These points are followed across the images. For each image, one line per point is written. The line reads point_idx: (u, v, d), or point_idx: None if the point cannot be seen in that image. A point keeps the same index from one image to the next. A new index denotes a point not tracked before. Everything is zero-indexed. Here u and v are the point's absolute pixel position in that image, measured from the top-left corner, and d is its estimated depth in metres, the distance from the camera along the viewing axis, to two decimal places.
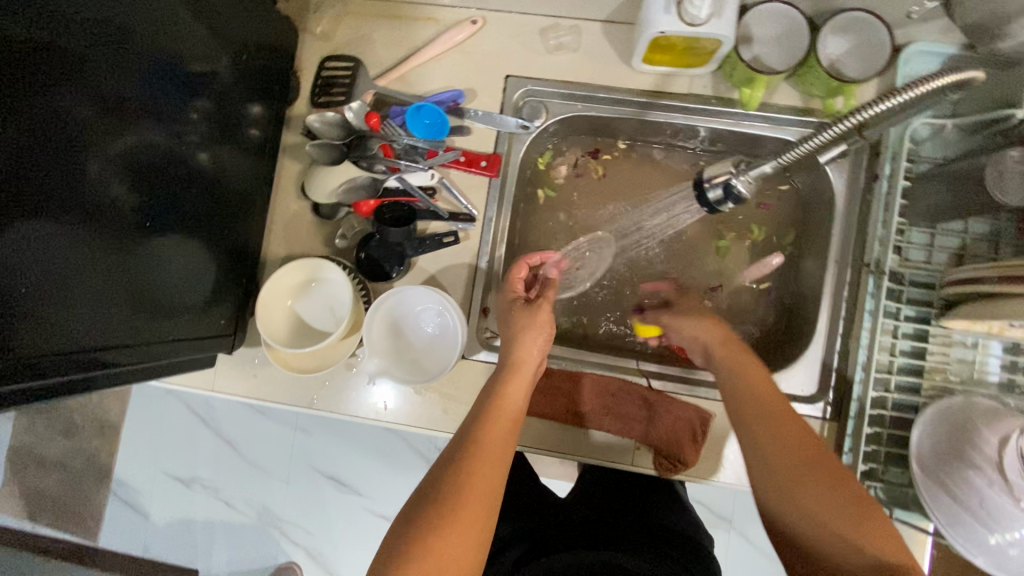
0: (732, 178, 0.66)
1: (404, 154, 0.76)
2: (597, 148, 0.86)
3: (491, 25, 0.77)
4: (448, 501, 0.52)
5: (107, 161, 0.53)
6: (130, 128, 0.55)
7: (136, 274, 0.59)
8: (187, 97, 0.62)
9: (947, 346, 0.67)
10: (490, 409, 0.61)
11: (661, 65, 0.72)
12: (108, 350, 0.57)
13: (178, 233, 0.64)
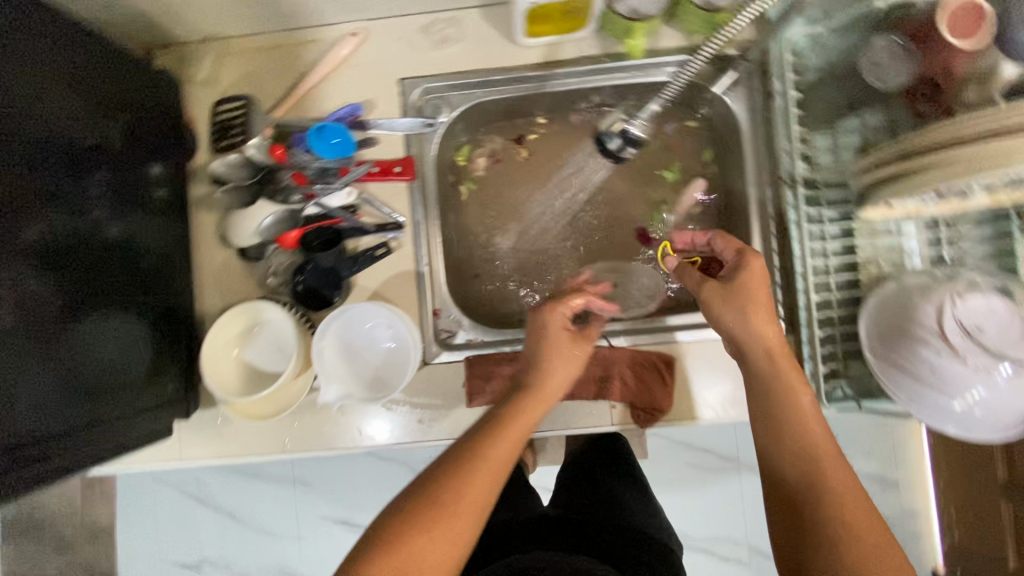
0: (626, 126, 0.76)
1: (318, 178, 0.74)
2: (519, 134, 0.86)
3: (373, 34, 0.77)
4: (437, 513, 0.51)
5: (15, 254, 0.51)
6: (32, 217, 0.54)
7: (69, 361, 0.57)
8: (81, 172, 0.60)
9: (874, 236, 0.70)
10: (505, 422, 0.58)
11: (546, 36, 0.73)
12: (54, 444, 0.55)
13: (103, 311, 0.62)
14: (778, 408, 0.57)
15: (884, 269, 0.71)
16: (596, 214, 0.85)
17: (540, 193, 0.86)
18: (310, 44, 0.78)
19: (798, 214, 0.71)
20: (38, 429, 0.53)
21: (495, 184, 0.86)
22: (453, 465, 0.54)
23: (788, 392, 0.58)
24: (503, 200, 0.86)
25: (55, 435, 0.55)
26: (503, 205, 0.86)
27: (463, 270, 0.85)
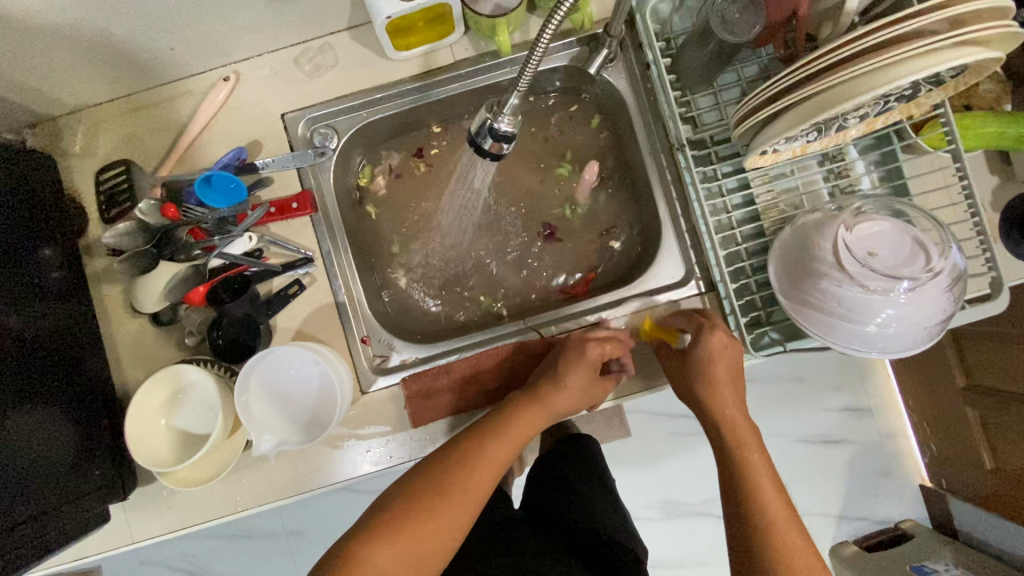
0: (492, 121, 0.61)
1: (217, 230, 0.74)
2: (419, 146, 0.85)
3: (246, 75, 0.76)
4: (435, 504, 0.57)
5: None
6: None
7: None
8: None
9: (769, 180, 0.73)
10: (500, 428, 0.63)
11: (417, 46, 0.74)
12: None
13: (12, 406, 0.59)
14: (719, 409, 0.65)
15: (783, 211, 0.73)
16: (510, 210, 0.86)
17: (451, 201, 0.86)
18: (185, 97, 0.77)
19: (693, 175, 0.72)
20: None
21: (405, 201, 0.86)
22: (452, 465, 0.60)
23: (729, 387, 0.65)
24: (416, 215, 0.86)
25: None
26: (417, 219, 0.86)
27: (388, 292, 0.84)
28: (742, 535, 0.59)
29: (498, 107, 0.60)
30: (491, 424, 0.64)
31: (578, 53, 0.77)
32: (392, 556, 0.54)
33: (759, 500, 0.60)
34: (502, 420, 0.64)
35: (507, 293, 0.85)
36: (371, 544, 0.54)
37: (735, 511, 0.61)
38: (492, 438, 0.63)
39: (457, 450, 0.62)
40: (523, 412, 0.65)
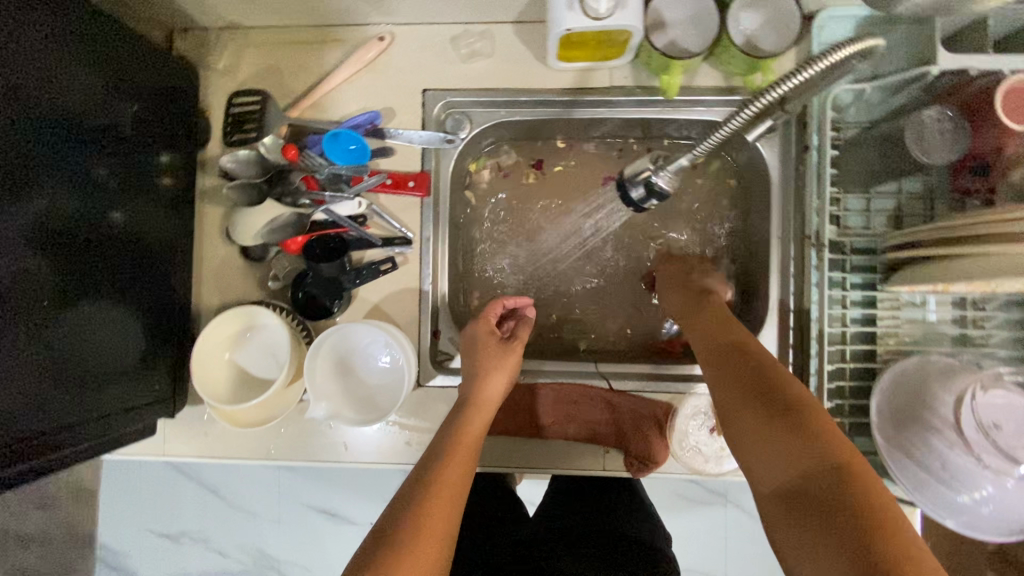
0: (652, 175, 0.64)
1: (328, 184, 0.73)
2: (540, 159, 0.83)
3: (401, 39, 0.75)
4: (409, 547, 0.49)
5: (16, 231, 0.51)
6: (36, 194, 0.53)
7: (61, 348, 0.56)
8: (88, 154, 0.59)
9: (896, 308, 0.67)
10: (450, 449, 0.59)
11: (578, 61, 0.70)
12: (37, 434, 0.54)
13: (99, 301, 0.61)
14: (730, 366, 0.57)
15: (902, 343, 0.68)
16: (610, 248, 0.84)
17: (555, 219, 0.84)
18: (335, 43, 0.75)
19: (821, 276, 0.68)
20: (13, 422, 0.52)
21: (510, 204, 0.84)
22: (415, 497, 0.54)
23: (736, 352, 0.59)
24: (516, 222, 0.84)
25: (29, 430, 0.54)
26: (516, 226, 0.84)
27: (468, 290, 0.83)
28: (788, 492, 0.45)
29: (663, 163, 0.63)
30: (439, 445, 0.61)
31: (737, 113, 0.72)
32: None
33: (797, 455, 0.46)
34: (452, 439, 0.61)
35: (582, 328, 0.83)
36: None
37: (795, 445, 0.46)
38: (443, 460, 0.58)
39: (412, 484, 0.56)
40: (469, 423, 0.63)
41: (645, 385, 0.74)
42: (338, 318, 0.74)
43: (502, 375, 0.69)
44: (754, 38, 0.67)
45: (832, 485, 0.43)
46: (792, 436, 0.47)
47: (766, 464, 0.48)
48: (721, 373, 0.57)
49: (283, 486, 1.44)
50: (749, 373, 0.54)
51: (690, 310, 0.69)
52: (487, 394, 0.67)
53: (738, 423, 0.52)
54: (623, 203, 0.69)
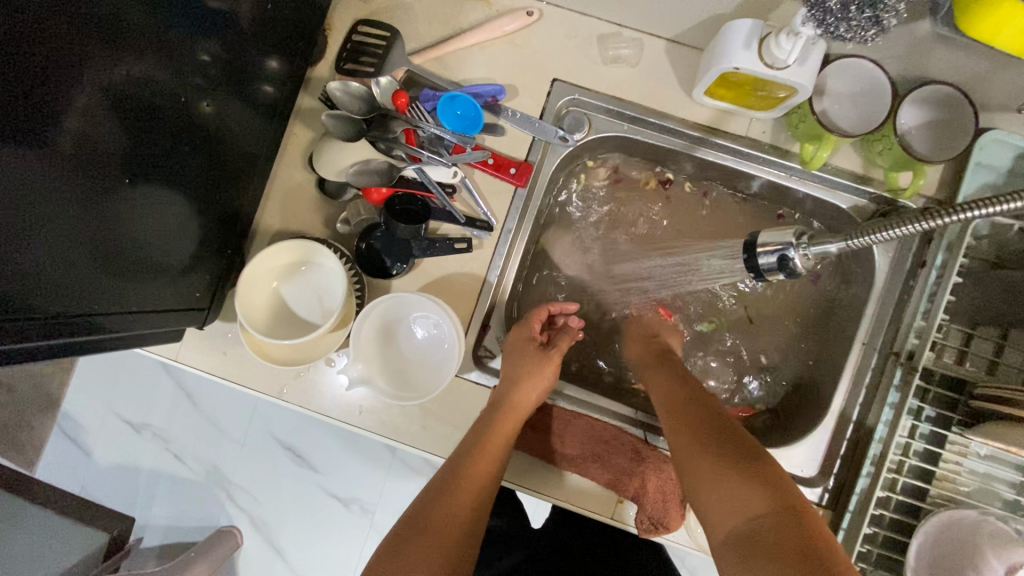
0: (789, 248, 0.56)
1: (427, 143, 0.70)
2: (670, 178, 0.79)
3: (548, 19, 0.70)
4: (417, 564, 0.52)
5: (97, 92, 0.47)
6: (127, 59, 0.49)
7: (112, 227, 0.52)
8: (196, 36, 0.55)
9: (964, 456, 0.63)
10: (475, 455, 0.60)
11: (723, 101, 0.66)
12: (68, 310, 0.50)
13: (162, 189, 0.57)
14: (676, 407, 0.61)
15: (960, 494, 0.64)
16: (681, 295, 0.81)
17: (634, 248, 0.81)
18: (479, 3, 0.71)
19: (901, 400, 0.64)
20: (47, 292, 0.48)
21: (596, 221, 0.81)
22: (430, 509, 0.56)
23: (679, 397, 0.62)
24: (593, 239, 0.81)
25: (62, 305, 0.50)
26: (593, 241, 0.81)
27: (527, 292, 0.79)
28: (743, 542, 0.48)
29: (807, 241, 0.56)
30: (467, 446, 0.61)
31: (863, 205, 0.68)
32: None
33: (740, 501, 0.50)
34: (475, 445, 0.61)
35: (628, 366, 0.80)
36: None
37: (748, 494, 0.49)
38: (468, 464, 0.59)
39: (435, 490, 0.58)
40: (499, 426, 0.62)
41: None
42: (395, 281, 0.70)
43: (534, 390, 0.66)
44: (909, 136, 0.62)
45: (793, 537, 0.46)
46: (753, 493, 0.50)
47: (717, 507, 0.51)
48: (678, 418, 0.60)
49: (258, 413, 1.42)
50: (707, 426, 0.57)
51: (645, 367, 0.69)
52: (519, 402, 0.64)
53: (695, 468, 0.55)
54: (744, 267, 0.61)
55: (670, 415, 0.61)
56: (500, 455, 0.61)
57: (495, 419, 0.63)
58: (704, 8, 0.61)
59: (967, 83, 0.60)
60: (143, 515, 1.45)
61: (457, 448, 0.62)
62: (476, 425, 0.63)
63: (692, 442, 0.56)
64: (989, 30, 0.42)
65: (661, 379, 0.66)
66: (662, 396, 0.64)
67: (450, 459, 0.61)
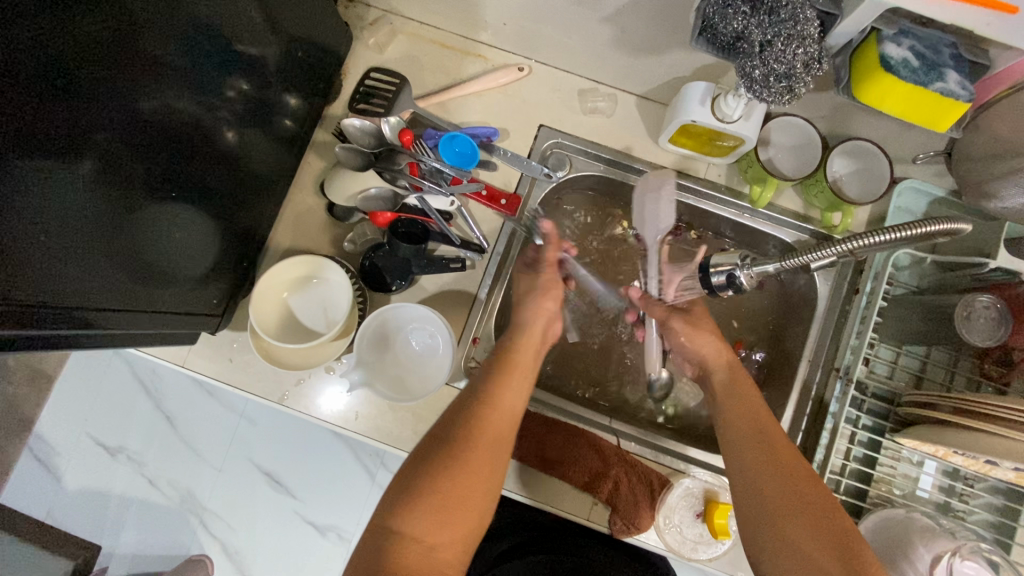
0: (736, 269, 0.66)
1: (428, 175, 0.78)
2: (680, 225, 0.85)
3: (535, 74, 0.82)
4: (457, 469, 0.59)
5: (138, 120, 0.53)
6: (164, 91, 0.55)
7: (145, 236, 0.58)
8: (224, 74, 0.62)
9: (896, 459, 0.72)
10: (505, 368, 0.69)
11: (684, 148, 0.77)
12: (101, 310, 0.55)
13: (185, 206, 0.62)
14: (740, 436, 0.65)
15: (894, 494, 0.72)
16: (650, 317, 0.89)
17: (610, 274, 0.90)
18: (476, 58, 0.82)
19: (841, 408, 0.72)
20: (83, 295, 0.52)
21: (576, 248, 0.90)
22: (464, 416, 0.63)
23: (753, 425, 0.66)
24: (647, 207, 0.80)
25: (100, 303, 0.55)
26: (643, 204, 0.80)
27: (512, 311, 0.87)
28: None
29: (751, 262, 0.66)
30: (494, 366, 0.69)
31: (804, 239, 0.79)
32: (447, 531, 0.57)
33: (804, 556, 0.55)
34: (504, 362, 0.69)
35: (603, 381, 0.88)
36: (411, 513, 0.57)
37: (814, 551, 0.54)
38: (499, 378, 0.67)
39: (467, 399, 0.65)
40: (521, 350, 0.72)
41: (649, 453, 0.77)
42: (394, 296, 0.78)
43: (546, 306, 0.79)
44: (839, 182, 0.74)
45: None
46: (824, 548, 0.54)
47: (782, 558, 0.56)
48: (745, 451, 0.64)
49: (239, 436, 1.42)
50: (781, 472, 0.60)
51: (719, 389, 0.73)
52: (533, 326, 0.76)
53: (759, 510, 0.60)
54: (698, 283, 0.71)
55: (741, 439, 0.65)
56: (523, 375, 0.69)
57: (514, 341, 0.73)
58: (667, 71, 0.73)
59: (882, 140, 0.72)
60: (110, 543, 1.41)
61: (484, 367, 0.69)
62: (499, 352, 0.72)
63: (750, 484, 0.61)
64: (874, 99, 0.53)
65: (738, 405, 0.69)
66: (733, 415, 0.68)
67: (476, 377, 0.69)
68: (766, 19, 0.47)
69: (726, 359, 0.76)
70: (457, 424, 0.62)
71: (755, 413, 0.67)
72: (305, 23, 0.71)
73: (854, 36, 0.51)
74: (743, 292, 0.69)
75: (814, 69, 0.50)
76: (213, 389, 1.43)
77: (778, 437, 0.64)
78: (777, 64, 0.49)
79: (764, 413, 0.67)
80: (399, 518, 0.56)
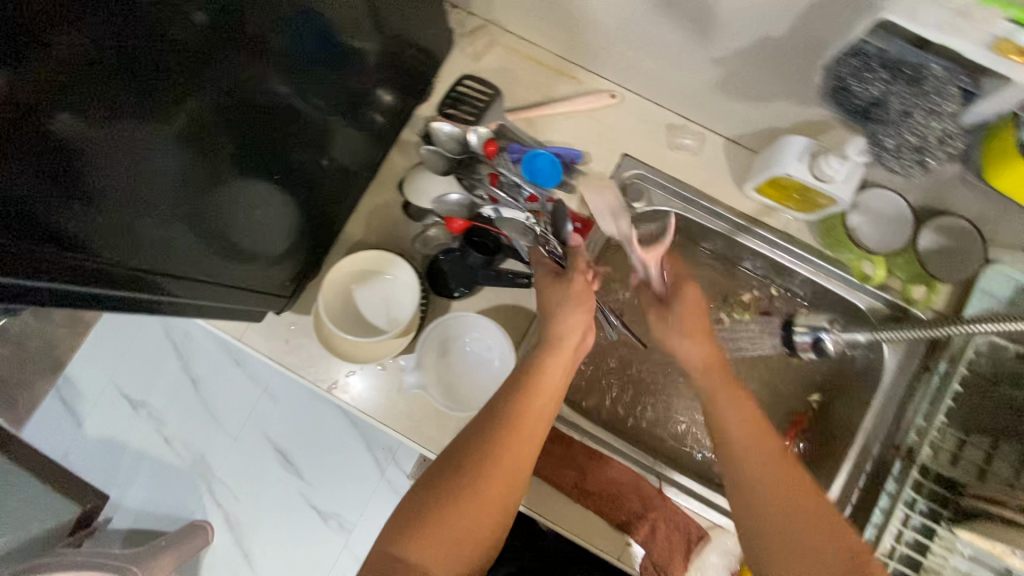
0: (824, 332, 0.76)
1: (506, 187, 0.77)
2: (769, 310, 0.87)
3: (626, 102, 0.81)
4: (464, 505, 0.59)
5: (232, 98, 0.51)
6: (262, 70, 0.53)
7: (218, 210, 0.57)
8: (327, 62, 0.62)
9: (947, 551, 0.66)
10: (527, 386, 0.64)
11: (768, 198, 0.76)
12: (170, 278, 0.56)
13: (263, 183, 0.62)
14: (753, 471, 0.60)
15: None
16: None
17: None
18: (570, 79, 0.82)
19: (897, 488, 0.71)
20: (153, 262, 0.53)
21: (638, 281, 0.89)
22: (478, 444, 0.61)
23: (766, 456, 0.60)
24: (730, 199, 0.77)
25: (169, 270, 0.55)
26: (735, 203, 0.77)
27: None
28: None
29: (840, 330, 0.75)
30: (518, 385, 0.64)
31: (878, 309, 0.75)
32: (449, 557, 0.57)
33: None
34: (532, 377, 0.65)
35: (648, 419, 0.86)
36: (415, 542, 0.57)
37: None
38: (522, 398, 0.63)
39: (483, 419, 0.63)
40: (547, 369, 0.66)
41: (693, 502, 0.74)
42: (455, 302, 0.78)
43: (576, 316, 0.69)
44: (925, 255, 0.72)
45: None
46: None
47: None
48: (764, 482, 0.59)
49: (259, 410, 1.43)
50: (793, 513, 0.57)
51: (729, 431, 0.63)
52: (563, 336, 0.68)
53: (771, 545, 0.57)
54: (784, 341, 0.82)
55: (746, 471, 0.61)
56: (547, 397, 0.64)
57: (545, 354, 0.67)
58: (765, 120, 0.72)
59: (981, 220, 0.70)
60: (118, 495, 1.43)
61: (505, 383, 0.65)
62: (524, 365, 0.67)
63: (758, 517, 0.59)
64: (1004, 183, 0.53)
65: (747, 436, 0.62)
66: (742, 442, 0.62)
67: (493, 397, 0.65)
68: (906, 90, 0.47)
69: (724, 383, 0.66)
70: (471, 450, 0.61)
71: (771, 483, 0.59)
72: (413, 23, 0.72)
73: (990, 117, 0.50)
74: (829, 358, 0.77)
75: (948, 145, 0.50)
76: (240, 360, 1.43)
77: (793, 470, 0.60)
78: (911, 136, 0.49)
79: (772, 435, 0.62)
80: (401, 546, 0.57)
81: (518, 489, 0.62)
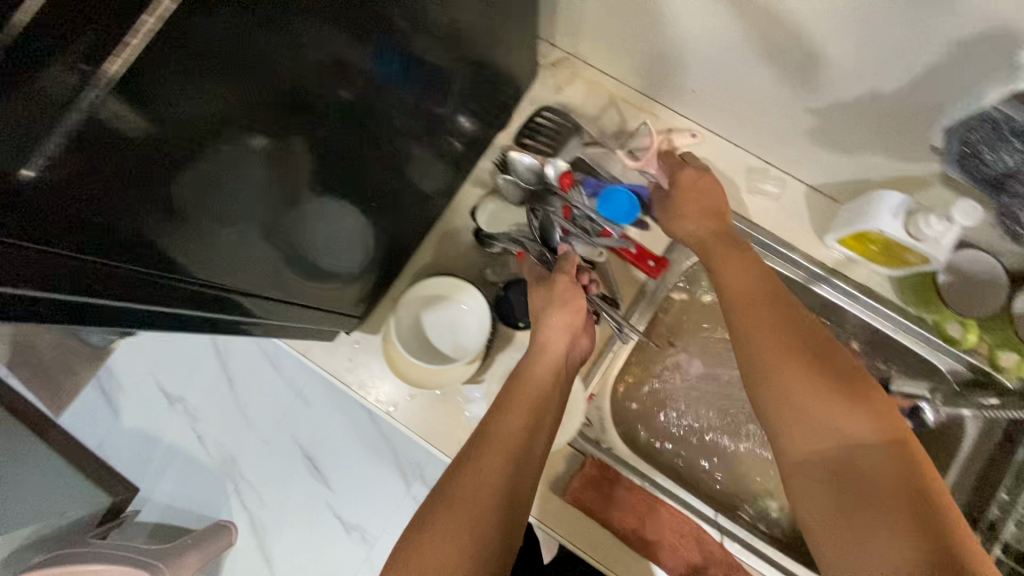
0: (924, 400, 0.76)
1: (578, 220, 0.76)
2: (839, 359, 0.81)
3: (706, 142, 0.80)
4: (444, 522, 0.54)
5: (337, 123, 0.48)
6: (366, 96, 0.51)
7: (305, 232, 0.55)
8: (422, 91, 0.61)
9: None
10: (509, 396, 0.64)
11: (851, 251, 0.74)
12: (252, 299, 0.54)
13: (348, 204, 0.59)
14: (776, 374, 0.56)
15: None
16: None
17: None
18: (650, 117, 0.82)
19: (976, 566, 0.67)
20: (241, 284, 0.50)
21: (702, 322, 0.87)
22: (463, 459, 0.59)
23: (794, 364, 0.56)
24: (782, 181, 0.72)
25: (253, 292, 0.53)
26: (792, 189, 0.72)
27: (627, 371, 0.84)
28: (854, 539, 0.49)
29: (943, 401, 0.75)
30: (501, 399, 0.64)
31: (960, 372, 0.74)
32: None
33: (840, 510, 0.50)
34: (514, 389, 0.65)
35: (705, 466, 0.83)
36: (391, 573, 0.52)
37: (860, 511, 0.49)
38: (502, 408, 0.63)
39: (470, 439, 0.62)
40: (529, 375, 0.66)
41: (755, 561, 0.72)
42: (521, 333, 0.77)
43: (564, 315, 0.69)
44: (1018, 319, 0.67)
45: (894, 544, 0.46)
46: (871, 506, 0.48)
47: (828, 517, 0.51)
48: (796, 366, 0.56)
49: (291, 414, 1.43)
50: (829, 399, 0.54)
51: (752, 314, 0.60)
52: (546, 342, 0.68)
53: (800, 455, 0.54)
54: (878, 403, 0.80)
55: (767, 382, 0.57)
56: (528, 408, 0.63)
57: (529, 365, 0.67)
58: (855, 171, 0.70)
59: None
60: (147, 488, 1.43)
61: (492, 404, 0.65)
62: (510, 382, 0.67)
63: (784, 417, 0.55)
64: None
65: (767, 332, 0.58)
66: (761, 338, 0.58)
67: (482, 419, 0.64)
68: None
69: (762, 288, 0.62)
70: (456, 466, 0.59)
71: (793, 407, 0.54)
72: (504, 55, 0.73)
73: None
74: (922, 428, 0.76)
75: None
76: (278, 364, 1.43)
77: (831, 362, 0.56)
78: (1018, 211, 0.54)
79: (801, 335, 0.58)
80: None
81: (512, 508, 0.56)
